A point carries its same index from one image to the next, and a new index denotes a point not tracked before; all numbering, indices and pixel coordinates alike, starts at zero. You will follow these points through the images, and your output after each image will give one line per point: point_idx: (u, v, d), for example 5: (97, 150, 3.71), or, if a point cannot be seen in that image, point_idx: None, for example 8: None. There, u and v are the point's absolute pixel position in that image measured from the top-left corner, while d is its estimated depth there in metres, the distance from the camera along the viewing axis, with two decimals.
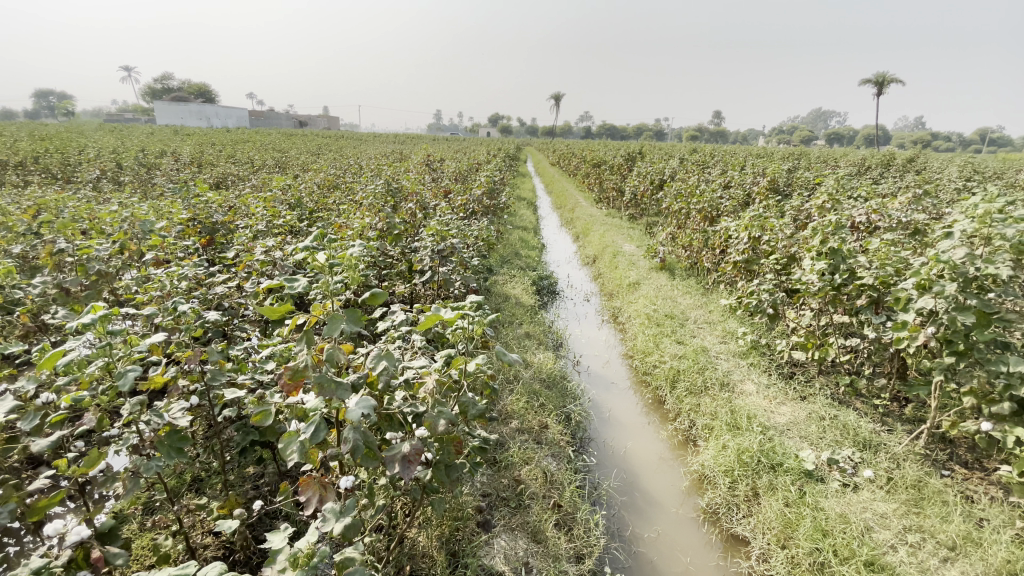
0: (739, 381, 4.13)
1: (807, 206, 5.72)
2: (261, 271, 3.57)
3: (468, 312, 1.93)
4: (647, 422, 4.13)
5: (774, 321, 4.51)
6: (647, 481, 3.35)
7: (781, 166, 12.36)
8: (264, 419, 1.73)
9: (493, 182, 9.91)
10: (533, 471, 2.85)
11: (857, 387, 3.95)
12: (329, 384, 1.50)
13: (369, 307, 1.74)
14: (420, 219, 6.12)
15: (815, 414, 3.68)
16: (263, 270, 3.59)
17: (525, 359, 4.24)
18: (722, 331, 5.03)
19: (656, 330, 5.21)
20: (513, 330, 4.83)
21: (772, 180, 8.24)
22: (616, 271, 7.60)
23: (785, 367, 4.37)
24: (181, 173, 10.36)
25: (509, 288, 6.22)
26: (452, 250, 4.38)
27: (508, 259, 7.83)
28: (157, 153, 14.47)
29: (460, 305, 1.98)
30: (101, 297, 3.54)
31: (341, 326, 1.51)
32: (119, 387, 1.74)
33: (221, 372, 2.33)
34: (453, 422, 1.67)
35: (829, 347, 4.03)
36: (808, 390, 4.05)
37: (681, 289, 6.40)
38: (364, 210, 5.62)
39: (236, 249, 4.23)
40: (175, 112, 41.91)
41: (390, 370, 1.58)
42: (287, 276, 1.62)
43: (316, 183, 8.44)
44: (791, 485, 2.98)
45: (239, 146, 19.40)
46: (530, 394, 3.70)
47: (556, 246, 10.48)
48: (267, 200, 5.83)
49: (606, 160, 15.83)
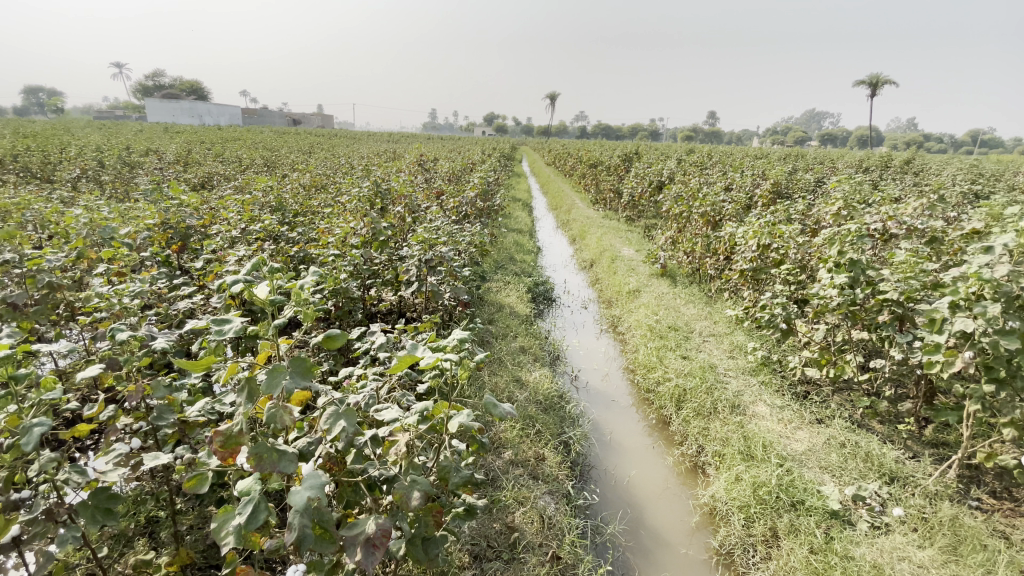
0: (750, 401, 3.84)
1: (816, 212, 5.44)
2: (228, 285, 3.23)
3: (451, 351, 1.62)
4: (651, 446, 3.83)
5: (787, 337, 4.21)
6: (652, 516, 3.05)
7: (782, 168, 12.07)
8: (200, 486, 1.42)
9: (486, 183, 9.56)
10: (528, 514, 2.55)
11: (877, 409, 3.67)
12: (270, 455, 1.19)
13: (326, 350, 1.42)
14: (409, 224, 5.80)
15: (835, 440, 3.39)
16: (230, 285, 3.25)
17: (519, 378, 3.93)
18: (729, 345, 4.73)
19: (660, 343, 4.91)
20: (508, 344, 4.51)
21: (776, 183, 7.94)
22: (615, 277, 7.29)
23: (797, 386, 4.08)
24: (163, 173, 9.95)
25: (503, 296, 5.91)
26: (443, 259, 4.07)
27: (502, 265, 7.50)
28: (142, 151, 14.03)
29: (441, 343, 1.67)
30: (51, 313, 3.19)
31: (283, 382, 1.18)
32: (21, 445, 1.41)
33: (169, 411, 2.00)
34: (432, 493, 1.36)
35: (847, 365, 3.75)
36: (825, 411, 3.76)
37: (684, 298, 6.10)
38: (350, 213, 5.30)
39: (206, 258, 3.90)
40: (165, 109, 41.27)
41: (351, 432, 1.28)
42: (215, 317, 1.29)
43: (302, 183, 8.08)
44: (816, 528, 2.68)
45: (228, 144, 19.03)
46: (526, 420, 3.40)
47: (553, 250, 10.16)
48: (246, 203, 5.49)
49: (602, 160, 15.50)
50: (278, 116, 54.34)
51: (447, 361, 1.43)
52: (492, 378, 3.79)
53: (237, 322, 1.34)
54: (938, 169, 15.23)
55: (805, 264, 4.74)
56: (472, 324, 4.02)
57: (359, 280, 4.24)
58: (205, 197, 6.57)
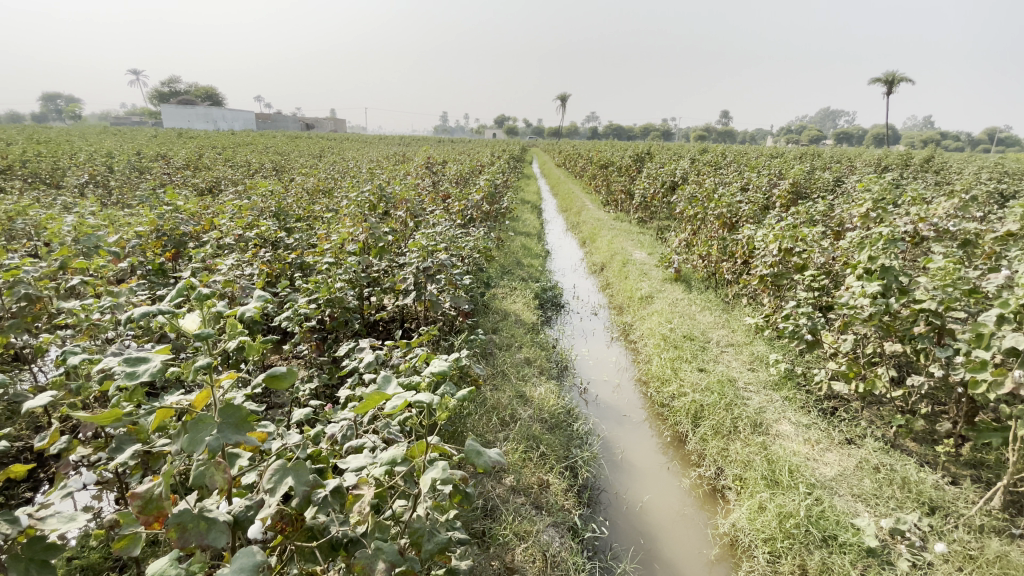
0: (772, 419, 3.55)
1: (841, 214, 5.12)
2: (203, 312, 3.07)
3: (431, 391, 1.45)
4: (666, 467, 3.56)
5: (813, 348, 3.91)
6: (667, 547, 2.79)
7: (798, 168, 11.67)
8: (131, 547, 1.16)
9: (494, 185, 9.35)
10: (529, 551, 2.31)
11: (913, 429, 3.36)
12: (196, 525, 0.99)
13: (271, 389, 1.25)
14: (411, 229, 5.61)
15: (867, 464, 3.09)
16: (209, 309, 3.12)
17: (523, 393, 3.68)
18: (749, 356, 4.44)
19: (674, 354, 4.64)
20: (512, 355, 4.27)
21: (794, 183, 7.61)
22: (626, 282, 7.02)
23: (824, 402, 3.79)
24: (170, 178, 9.88)
25: (509, 304, 5.67)
26: (443, 268, 3.84)
27: (509, 270, 7.26)
28: (154, 156, 14.07)
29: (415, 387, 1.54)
30: (27, 326, 3.02)
31: (208, 437, 0.97)
32: None
33: (127, 444, 1.74)
34: (401, 562, 1.13)
35: (879, 380, 3.45)
36: (855, 430, 3.46)
37: (699, 304, 5.81)
38: (349, 217, 5.11)
39: (195, 266, 3.72)
40: (182, 115, 42.05)
41: (301, 491, 1.07)
42: (127, 358, 1.14)
43: (306, 188, 7.93)
44: (851, 568, 2.40)
45: (239, 148, 19.13)
46: (530, 440, 3.16)
47: (562, 253, 9.91)
48: (244, 208, 5.33)
49: (613, 161, 15.20)
50: (290, 120, 54.83)
51: (421, 401, 1.27)
52: (494, 394, 3.56)
53: (156, 363, 1.18)
54: (962, 166, 14.68)
55: (831, 270, 4.43)
56: (474, 335, 3.79)
57: (355, 289, 4.04)
58: (206, 202, 6.43)
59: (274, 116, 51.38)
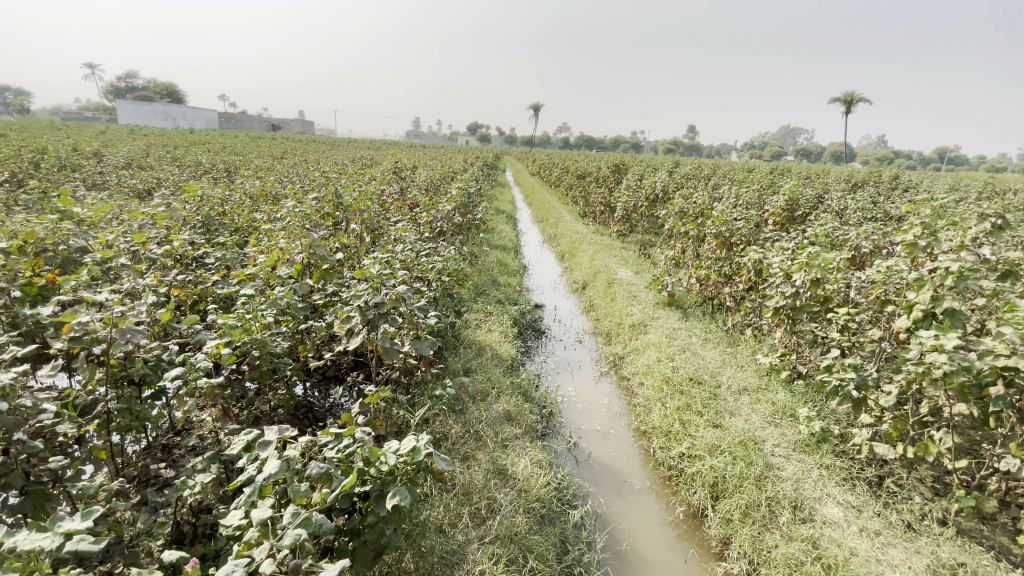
0: (814, 498, 2.85)
1: (857, 237, 4.52)
2: (30, 406, 2.24)
3: None
4: (680, 557, 2.79)
5: (855, 408, 3.22)
6: None
7: (780, 182, 11.27)
8: None
9: (467, 193, 8.53)
10: None
11: (986, 514, 2.71)
12: None
13: None
14: (367, 246, 4.76)
15: (943, 566, 2.40)
16: (40, 400, 2.32)
17: (503, 468, 2.88)
18: (768, 406, 3.76)
19: (680, 401, 3.92)
20: (488, 408, 3.45)
21: (789, 200, 7.07)
22: (613, 306, 6.30)
23: (868, 470, 3.12)
24: (96, 179, 8.59)
25: (485, 334, 4.87)
26: (401, 303, 3.01)
27: (483, 291, 6.45)
28: (91, 153, 12.62)
29: None
30: None
31: None
32: None
33: None
34: None
35: (937, 448, 2.82)
36: (915, 511, 2.80)
37: (699, 336, 5.13)
38: (287, 230, 4.20)
39: (66, 296, 2.78)
40: (137, 111, 39.94)
41: None
42: None
43: (253, 194, 6.92)
44: None
45: (190, 148, 17.72)
46: (512, 546, 2.37)
47: (540, 269, 9.17)
48: (160, 218, 4.33)
49: (589, 170, 14.59)
50: (256, 121, 52.99)
51: None
52: (465, 473, 2.75)
53: None
54: (929, 183, 14.85)
55: (860, 305, 3.80)
56: (441, 392, 2.97)
57: (287, 326, 3.17)
58: (121, 205, 5.36)
59: (239, 116, 49.59)
